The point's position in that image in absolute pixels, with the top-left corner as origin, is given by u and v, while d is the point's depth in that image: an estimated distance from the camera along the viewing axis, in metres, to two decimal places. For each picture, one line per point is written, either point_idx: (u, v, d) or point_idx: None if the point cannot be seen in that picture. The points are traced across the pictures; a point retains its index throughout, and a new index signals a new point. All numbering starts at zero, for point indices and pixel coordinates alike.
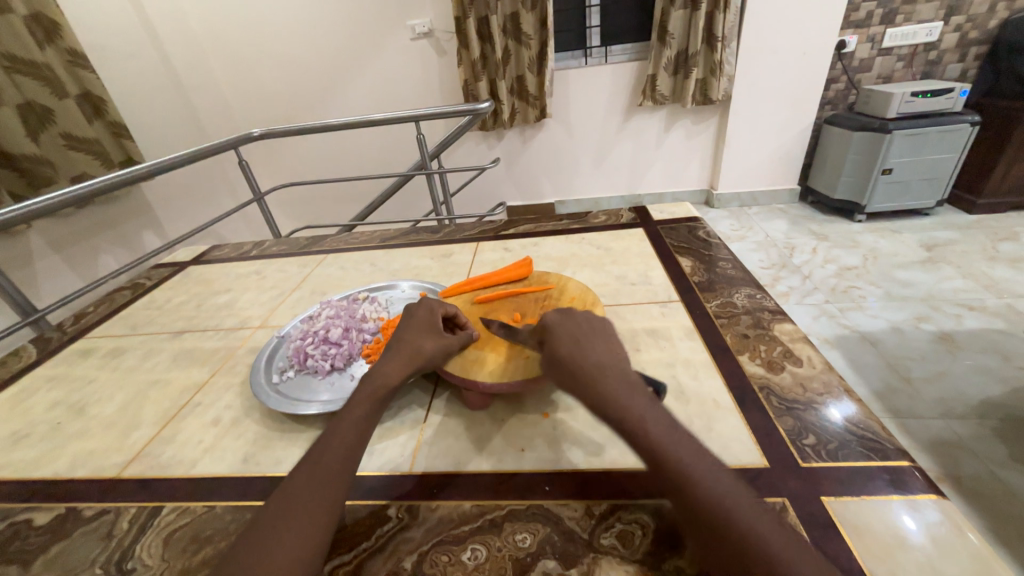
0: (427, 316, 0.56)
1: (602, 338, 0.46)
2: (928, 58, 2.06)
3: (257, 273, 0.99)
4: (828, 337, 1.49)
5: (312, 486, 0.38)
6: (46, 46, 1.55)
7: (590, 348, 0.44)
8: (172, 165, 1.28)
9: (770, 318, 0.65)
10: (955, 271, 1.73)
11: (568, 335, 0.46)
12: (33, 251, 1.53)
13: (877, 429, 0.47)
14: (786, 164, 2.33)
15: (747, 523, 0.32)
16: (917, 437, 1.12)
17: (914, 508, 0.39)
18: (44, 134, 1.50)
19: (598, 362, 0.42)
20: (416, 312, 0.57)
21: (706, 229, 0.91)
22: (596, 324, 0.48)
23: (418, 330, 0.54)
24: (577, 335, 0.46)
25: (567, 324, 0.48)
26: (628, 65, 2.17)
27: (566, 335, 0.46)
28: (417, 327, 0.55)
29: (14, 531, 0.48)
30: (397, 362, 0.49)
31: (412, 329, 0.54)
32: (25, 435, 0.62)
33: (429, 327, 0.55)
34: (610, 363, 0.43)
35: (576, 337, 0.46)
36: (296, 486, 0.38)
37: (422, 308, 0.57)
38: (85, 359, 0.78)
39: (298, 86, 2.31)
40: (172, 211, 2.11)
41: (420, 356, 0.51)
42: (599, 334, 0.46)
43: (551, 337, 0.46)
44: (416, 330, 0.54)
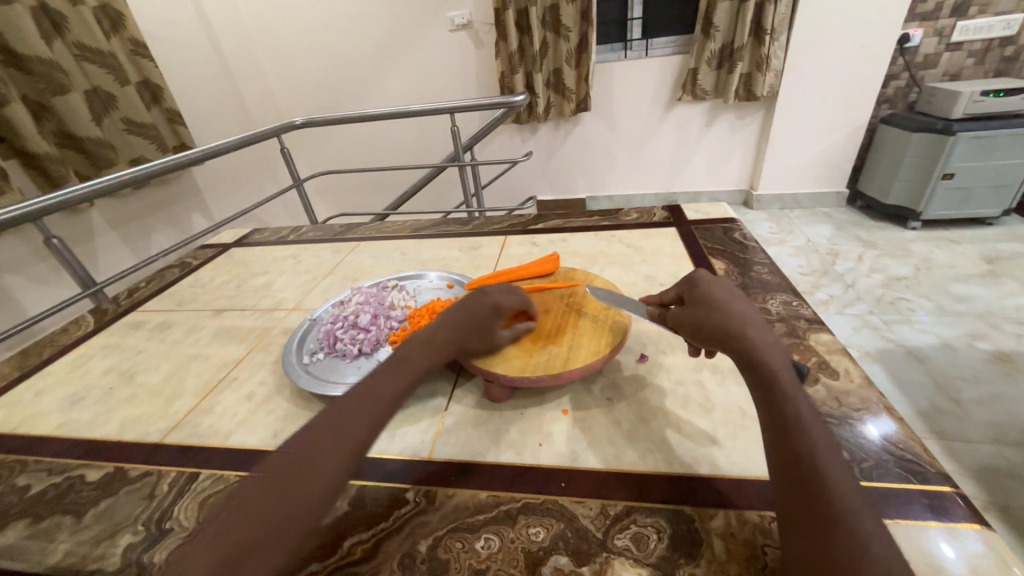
0: (486, 311, 0.53)
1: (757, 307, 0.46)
2: (1004, 54, 1.89)
3: (294, 257, 1.03)
4: (870, 350, 1.41)
5: (316, 458, 0.37)
6: (111, 36, 1.65)
7: (750, 308, 0.44)
8: (221, 150, 1.35)
9: (806, 327, 0.62)
10: (1020, 287, 1.59)
11: (730, 289, 0.47)
12: (94, 227, 1.65)
13: (918, 450, 0.44)
14: (834, 165, 2.21)
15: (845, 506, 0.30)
16: (964, 462, 1.05)
17: (954, 537, 0.37)
18: (107, 118, 1.61)
19: (756, 320, 0.43)
20: (480, 302, 0.53)
21: (743, 231, 0.87)
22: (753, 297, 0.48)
23: (473, 325, 0.52)
24: (736, 293, 0.46)
25: (726, 282, 0.48)
26: (670, 59, 2.11)
27: (727, 288, 0.46)
28: (473, 320, 0.52)
29: (69, 485, 0.52)
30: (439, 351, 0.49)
31: (468, 320, 0.52)
32: (82, 397, 0.67)
33: (482, 324, 0.52)
34: (764, 326, 0.43)
35: (738, 294, 0.46)
36: (306, 449, 0.37)
37: (488, 299, 0.54)
38: (136, 331, 0.83)
39: (339, 76, 2.37)
40: (219, 195, 2.21)
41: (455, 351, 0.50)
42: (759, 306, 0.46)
43: (713, 285, 0.47)
44: (472, 323, 0.52)
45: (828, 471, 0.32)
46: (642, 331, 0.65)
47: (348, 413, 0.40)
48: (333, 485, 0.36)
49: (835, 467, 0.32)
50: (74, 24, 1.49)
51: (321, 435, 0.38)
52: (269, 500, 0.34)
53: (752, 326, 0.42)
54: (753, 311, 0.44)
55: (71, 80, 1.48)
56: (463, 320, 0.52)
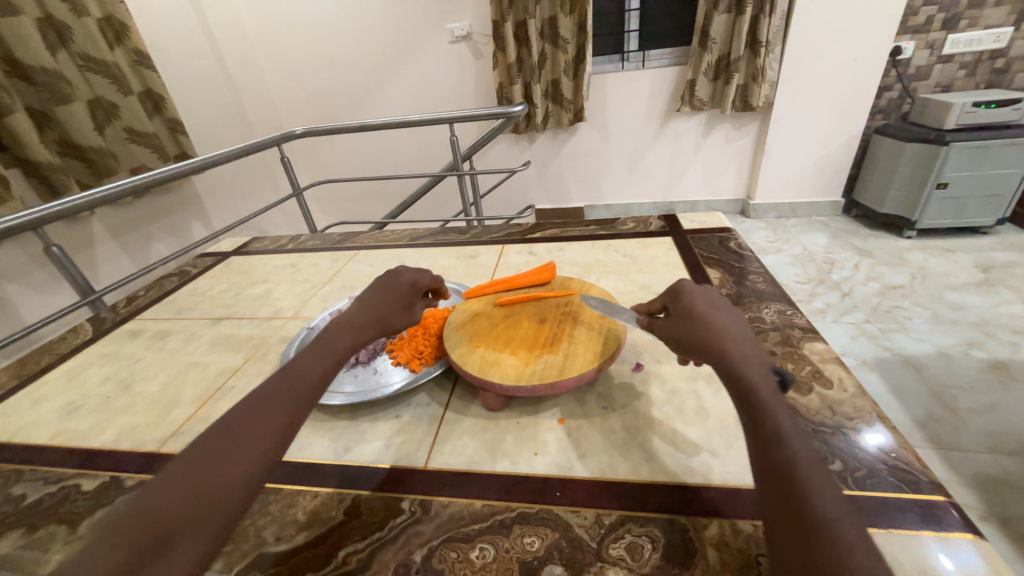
0: (408, 290, 0.56)
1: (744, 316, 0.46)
2: (994, 66, 1.93)
3: (292, 266, 1.04)
4: (866, 358, 1.42)
5: (248, 440, 0.37)
6: (115, 47, 1.67)
7: (731, 319, 0.45)
8: (222, 159, 1.36)
9: (799, 336, 0.62)
10: (1015, 296, 1.60)
11: (713, 301, 0.47)
12: (94, 236, 1.65)
13: (911, 459, 0.45)
14: (830, 174, 2.23)
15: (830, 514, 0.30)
16: (962, 471, 1.05)
17: (947, 547, 0.37)
18: (109, 127, 1.63)
19: (736, 331, 0.44)
20: (400, 281, 0.56)
21: (738, 241, 0.88)
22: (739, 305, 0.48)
23: (395, 303, 0.54)
24: (719, 305, 0.47)
25: (710, 293, 0.49)
26: (666, 70, 2.14)
27: (710, 301, 0.47)
28: (394, 300, 0.54)
29: (64, 494, 0.52)
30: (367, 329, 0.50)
31: (387, 299, 0.54)
32: (79, 406, 0.67)
33: (403, 302, 0.55)
34: (745, 336, 0.43)
35: (721, 305, 0.47)
36: (218, 447, 0.36)
37: (408, 277, 0.57)
38: (134, 339, 0.83)
39: (340, 86, 2.40)
40: (219, 203, 2.22)
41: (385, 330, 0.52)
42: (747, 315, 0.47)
43: (695, 298, 0.48)
44: (393, 301, 0.54)
45: (806, 478, 0.32)
46: (637, 340, 0.65)
47: (266, 410, 0.40)
48: (251, 478, 0.35)
49: (814, 473, 0.32)
50: (78, 35, 1.51)
51: (238, 432, 0.37)
52: (185, 493, 0.33)
53: (731, 338, 0.43)
54: (734, 321, 0.45)
55: (74, 90, 1.49)
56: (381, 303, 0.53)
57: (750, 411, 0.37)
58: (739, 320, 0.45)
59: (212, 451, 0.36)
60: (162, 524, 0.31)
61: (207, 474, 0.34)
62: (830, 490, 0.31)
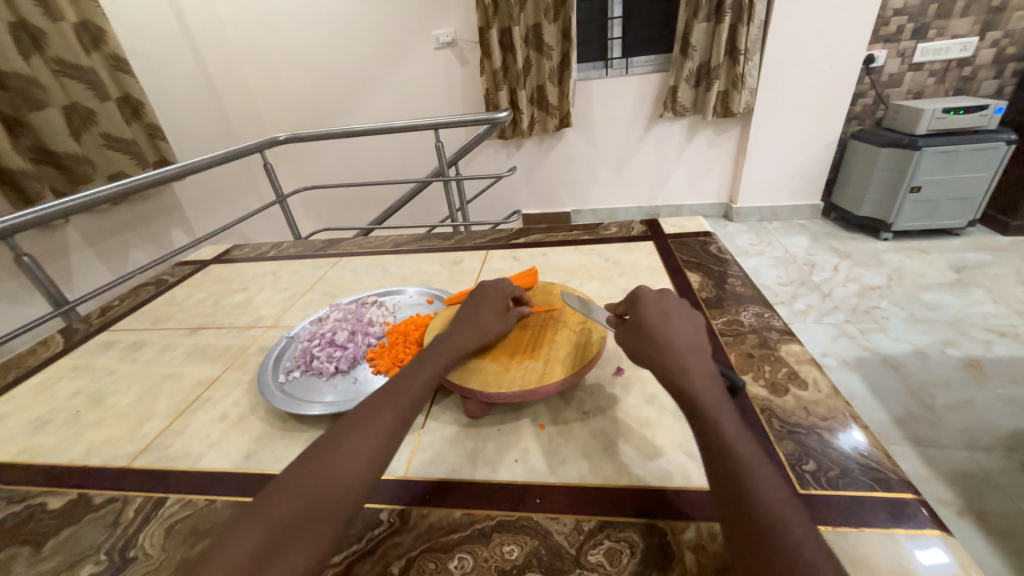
0: (497, 297, 0.61)
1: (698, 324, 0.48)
2: (962, 74, 2.00)
3: (273, 274, 1.02)
4: (847, 358, 1.45)
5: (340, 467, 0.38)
6: (91, 52, 1.63)
7: (682, 327, 0.47)
8: (202, 166, 1.34)
9: (777, 338, 0.64)
10: (987, 295, 1.65)
11: (665, 310, 0.49)
12: (69, 244, 1.61)
13: (882, 459, 0.46)
14: (810, 179, 2.28)
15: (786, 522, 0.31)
16: (939, 467, 1.07)
17: (916, 545, 0.38)
18: (86, 133, 1.59)
19: (687, 339, 0.45)
20: (488, 292, 0.62)
21: (718, 245, 0.90)
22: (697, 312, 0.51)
23: (489, 311, 0.58)
24: (672, 313, 0.49)
25: (664, 301, 0.51)
26: (649, 76, 2.17)
27: (661, 310, 0.49)
28: (487, 309, 0.59)
29: (28, 514, 0.50)
30: (464, 336, 0.54)
31: (483, 309, 0.59)
32: (47, 421, 0.65)
33: (496, 309, 0.59)
34: (696, 344, 0.45)
35: (673, 313, 0.49)
36: (327, 459, 0.39)
37: (495, 287, 0.62)
38: (107, 351, 0.81)
39: (324, 92, 2.38)
40: (201, 210, 2.19)
41: (484, 335, 0.56)
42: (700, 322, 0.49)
43: (649, 308, 0.49)
44: (487, 309, 0.59)
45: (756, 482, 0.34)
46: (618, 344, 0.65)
47: (367, 424, 0.42)
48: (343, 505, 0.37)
49: (761, 476, 0.34)
50: (53, 40, 1.48)
51: (345, 445, 0.40)
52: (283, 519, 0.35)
53: (682, 347, 0.44)
54: (685, 329, 0.47)
55: (48, 96, 1.46)
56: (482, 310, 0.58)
57: (699, 419, 0.39)
58: (690, 327, 0.47)
59: (318, 459, 0.39)
60: (276, 537, 0.34)
61: (316, 485, 0.37)
62: (776, 492, 0.33)
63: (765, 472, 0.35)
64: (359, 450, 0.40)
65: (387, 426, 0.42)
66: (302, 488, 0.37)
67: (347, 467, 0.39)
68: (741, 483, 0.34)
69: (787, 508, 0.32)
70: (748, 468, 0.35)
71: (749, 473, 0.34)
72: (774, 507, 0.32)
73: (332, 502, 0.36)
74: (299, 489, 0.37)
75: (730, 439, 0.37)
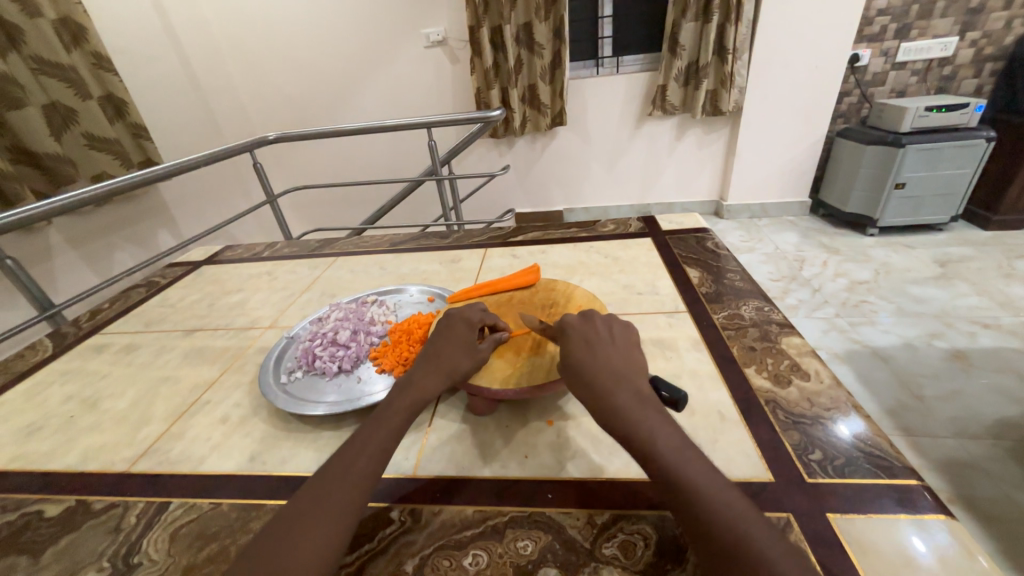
0: (464, 329, 0.56)
1: (627, 344, 0.49)
2: (943, 73, 2.05)
3: (269, 274, 1.01)
4: (837, 351, 1.47)
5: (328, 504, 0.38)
6: (71, 49, 1.59)
7: (607, 354, 0.47)
8: (190, 166, 1.31)
9: (777, 331, 0.64)
10: (970, 288, 1.70)
11: (588, 338, 0.49)
12: (52, 247, 1.57)
13: (885, 446, 0.47)
14: (798, 176, 2.31)
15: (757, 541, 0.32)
16: (929, 456, 1.10)
17: (922, 529, 0.39)
18: (67, 133, 1.55)
19: (614, 366, 0.45)
20: (454, 324, 0.56)
21: (715, 240, 0.91)
22: (623, 330, 0.51)
23: (456, 345, 0.54)
24: (594, 340, 0.48)
25: (587, 327, 0.50)
26: (640, 75, 2.19)
27: (584, 339, 0.49)
28: (455, 343, 0.54)
29: (25, 522, 0.49)
30: (433, 377, 0.50)
31: (448, 344, 0.54)
32: (39, 427, 0.63)
33: (465, 343, 0.54)
34: (624, 370, 0.45)
35: (595, 340, 0.48)
36: (324, 480, 0.40)
37: (459, 318, 0.57)
38: (99, 354, 0.79)
39: (313, 91, 2.35)
40: (188, 211, 2.15)
41: (454, 374, 0.51)
42: (625, 341, 0.49)
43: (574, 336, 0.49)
44: (453, 344, 0.54)
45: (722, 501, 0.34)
46: None
47: (375, 428, 0.45)
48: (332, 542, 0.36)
49: (720, 495, 0.34)
50: (31, 38, 1.44)
51: (353, 450, 0.42)
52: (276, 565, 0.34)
53: (609, 377, 0.44)
54: (611, 355, 0.47)
55: (26, 95, 1.41)
56: (454, 338, 0.54)
57: (644, 449, 0.38)
58: (616, 352, 0.47)
59: (306, 501, 0.38)
60: None
61: (327, 490, 0.39)
62: (739, 508, 0.34)
63: (724, 489, 0.35)
64: (368, 452, 0.42)
65: (392, 429, 0.45)
66: (316, 494, 0.39)
67: (355, 470, 0.41)
68: (704, 508, 0.34)
69: (753, 523, 0.33)
70: (707, 490, 0.35)
71: (710, 494, 0.34)
72: (740, 526, 0.33)
73: (344, 501, 0.38)
74: (309, 497, 0.39)
75: (684, 461, 0.37)
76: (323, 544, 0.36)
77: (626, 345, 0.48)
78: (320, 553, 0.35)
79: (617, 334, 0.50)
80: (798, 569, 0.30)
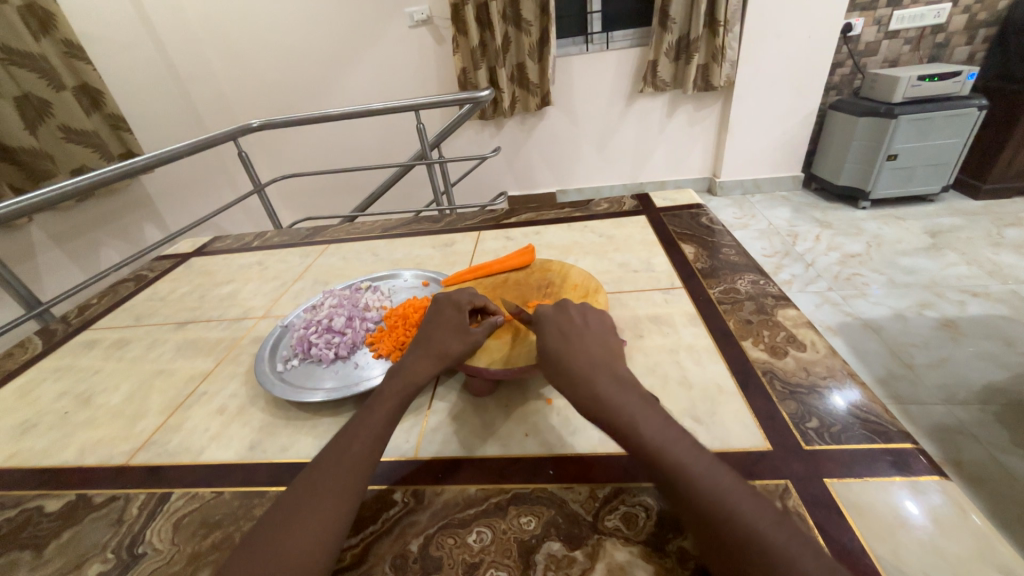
0: (454, 312, 0.55)
1: (598, 328, 0.49)
2: (936, 41, 2.02)
3: (260, 264, 0.99)
4: (830, 324, 1.49)
5: (320, 497, 0.37)
6: (41, 37, 1.53)
7: (581, 340, 0.47)
8: (173, 156, 1.27)
9: (773, 303, 0.65)
10: (960, 258, 1.71)
11: (566, 327, 0.48)
12: (35, 244, 1.54)
13: (881, 412, 0.47)
14: (790, 150, 2.30)
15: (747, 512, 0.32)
16: (919, 422, 1.12)
17: (918, 491, 0.39)
18: (42, 126, 1.50)
19: (588, 352, 0.45)
20: (442, 308, 0.56)
21: (710, 216, 0.90)
22: (599, 319, 0.51)
23: (446, 328, 0.53)
24: (569, 327, 0.48)
25: (560, 315, 0.50)
26: (629, 51, 2.14)
27: (560, 328, 0.48)
28: (445, 325, 0.54)
29: (25, 519, 0.49)
30: (424, 361, 0.50)
31: (439, 328, 0.54)
32: (33, 424, 0.63)
33: (456, 325, 0.53)
34: (599, 356, 0.45)
35: (574, 329, 0.48)
36: (315, 475, 0.39)
37: (448, 301, 0.57)
38: (90, 350, 0.78)
39: (296, 76, 2.29)
40: (173, 204, 2.10)
41: (446, 357, 0.51)
42: (597, 328, 0.49)
43: (554, 328, 0.48)
44: (444, 328, 0.54)
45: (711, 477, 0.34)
46: (618, 317, 0.66)
47: (367, 416, 0.44)
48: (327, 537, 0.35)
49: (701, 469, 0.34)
50: None
51: (348, 440, 0.42)
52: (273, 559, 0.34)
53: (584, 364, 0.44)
54: (587, 340, 0.47)
55: None
56: (446, 321, 0.54)
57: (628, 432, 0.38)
58: (590, 337, 0.47)
59: (298, 497, 0.38)
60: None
61: (322, 482, 0.39)
62: (721, 479, 0.34)
63: (704, 464, 0.35)
64: (360, 442, 0.42)
65: (384, 416, 0.44)
66: (312, 486, 0.38)
67: (349, 460, 0.40)
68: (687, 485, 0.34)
69: (732, 491, 0.33)
70: (686, 465, 0.35)
71: (692, 468, 0.34)
72: (732, 501, 0.32)
73: (339, 492, 0.38)
74: (303, 492, 0.38)
75: (658, 438, 0.37)
76: (322, 536, 0.35)
77: (602, 331, 0.49)
78: (319, 545, 0.35)
79: (592, 323, 0.50)
80: (785, 536, 0.30)
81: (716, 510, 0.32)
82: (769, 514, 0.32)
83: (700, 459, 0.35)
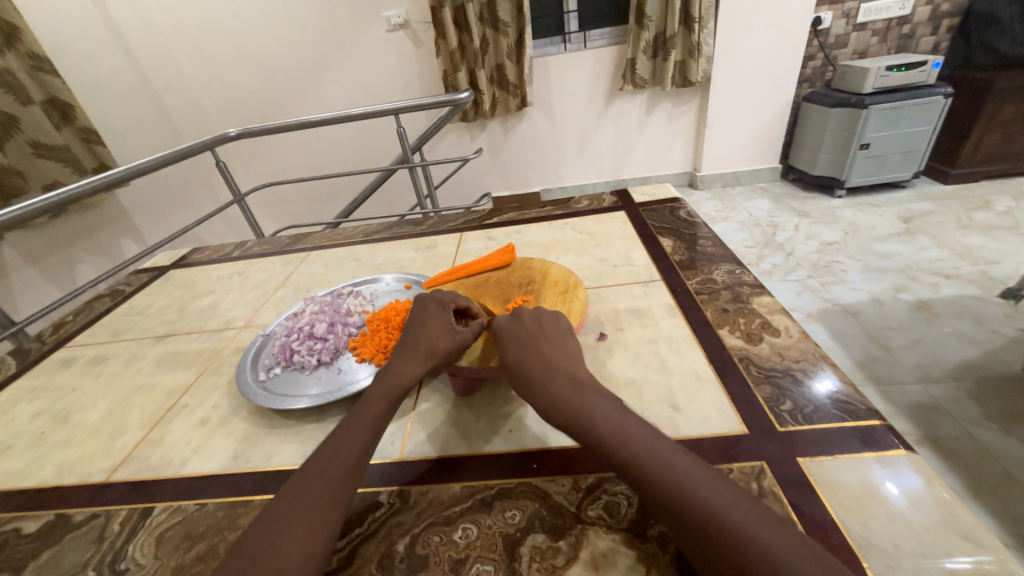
0: (439, 311, 0.55)
1: (552, 335, 0.48)
2: (902, 32, 2.08)
3: (241, 274, 0.98)
4: (810, 311, 1.52)
5: (308, 504, 0.38)
6: (6, 51, 1.48)
7: (551, 345, 0.47)
8: (150, 167, 1.25)
9: (748, 292, 0.66)
10: (933, 242, 1.76)
11: (532, 332, 0.49)
12: (6, 264, 1.51)
13: (852, 393, 0.49)
14: (767, 142, 2.34)
15: (723, 503, 0.32)
16: (898, 402, 1.15)
17: (887, 466, 0.41)
18: (10, 141, 1.46)
19: (558, 356, 0.46)
20: (427, 306, 0.56)
21: (687, 209, 0.92)
22: (552, 323, 0.50)
23: (432, 327, 0.53)
24: (540, 333, 0.49)
25: (531, 321, 0.50)
26: (606, 50, 2.16)
27: (529, 334, 0.49)
28: (431, 324, 0.54)
29: (2, 541, 0.48)
30: (414, 363, 0.50)
31: (426, 326, 0.54)
32: (9, 445, 0.61)
33: (444, 322, 0.54)
34: (573, 360, 0.46)
35: (541, 333, 0.49)
36: (303, 485, 0.39)
37: (432, 300, 0.57)
38: (67, 368, 0.77)
39: (273, 84, 2.25)
40: (151, 217, 2.06)
41: (435, 355, 0.51)
42: (554, 334, 0.49)
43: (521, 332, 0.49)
44: (430, 326, 0.53)
45: (683, 470, 0.34)
46: (600, 311, 0.67)
47: (353, 424, 0.44)
48: (313, 543, 0.35)
49: (671, 461, 0.35)
50: None
51: (335, 445, 0.42)
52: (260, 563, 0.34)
53: (554, 364, 0.45)
54: (557, 346, 0.47)
55: None
56: (429, 320, 0.54)
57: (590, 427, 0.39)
58: (559, 342, 0.48)
59: (285, 507, 0.37)
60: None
61: (309, 488, 0.39)
62: (691, 469, 0.34)
63: (674, 454, 0.36)
64: (347, 447, 0.42)
65: (371, 420, 0.44)
66: (298, 493, 0.38)
67: (335, 467, 0.40)
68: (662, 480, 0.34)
69: (712, 483, 0.33)
70: (662, 461, 0.35)
71: (665, 463, 0.35)
72: (708, 491, 0.33)
73: (324, 501, 0.38)
74: (288, 500, 0.38)
75: (632, 436, 0.37)
76: (307, 543, 0.35)
77: (571, 335, 0.49)
78: (305, 554, 0.35)
79: (559, 328, 0.50)
80: (759, 525, 0.31)
81: (696, 501, 0.32)
82: (741, 501, 0.32)
83: (674, 452, 0.36)
